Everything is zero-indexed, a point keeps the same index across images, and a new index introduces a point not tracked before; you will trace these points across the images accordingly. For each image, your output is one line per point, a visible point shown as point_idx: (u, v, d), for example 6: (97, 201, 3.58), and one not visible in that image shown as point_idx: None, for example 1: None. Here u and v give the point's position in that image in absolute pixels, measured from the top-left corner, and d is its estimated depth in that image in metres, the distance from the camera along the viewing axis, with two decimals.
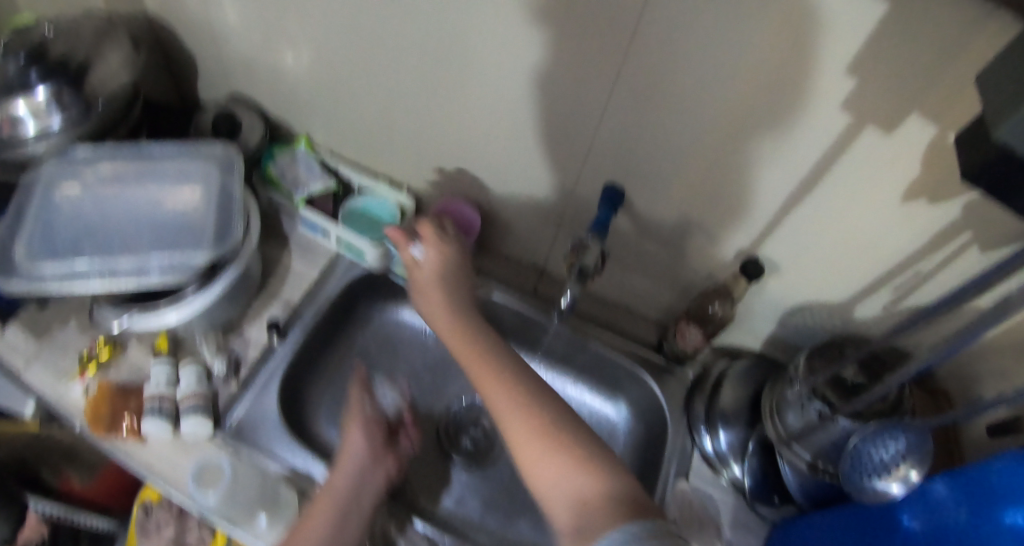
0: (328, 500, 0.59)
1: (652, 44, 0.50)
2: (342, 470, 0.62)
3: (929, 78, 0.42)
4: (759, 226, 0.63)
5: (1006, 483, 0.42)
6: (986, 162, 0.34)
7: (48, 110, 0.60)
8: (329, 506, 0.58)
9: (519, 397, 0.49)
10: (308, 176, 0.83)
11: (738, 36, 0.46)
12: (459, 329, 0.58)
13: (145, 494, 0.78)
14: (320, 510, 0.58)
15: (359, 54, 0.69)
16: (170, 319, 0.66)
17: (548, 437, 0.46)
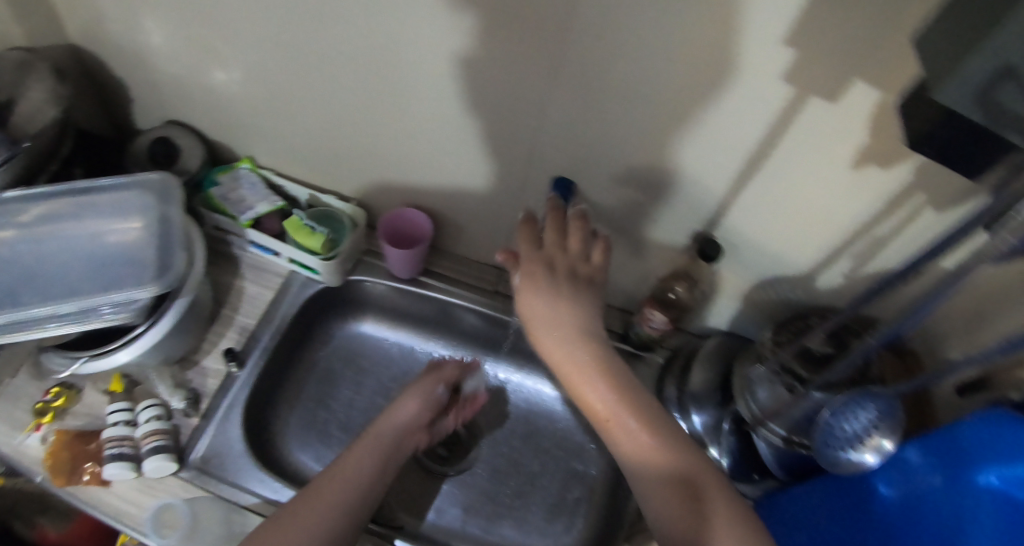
0: (370, 446, 0.61)
1: (591, 18, 0.50)
2: (393, 425, 0.65)
3: (845, 85, 0.48)
4: (716, 223, 0.67)
5: (975, 443, 0.49)
6: (934, 130, 0.38)
7: None
8: (372, 449, 0.61)
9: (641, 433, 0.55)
10: (252, 195, 0.76)
11: (670, 19, 0.48)
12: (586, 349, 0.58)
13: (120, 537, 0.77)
14: (366, 454, 0.60)
15: (290, 53, 0.64)
16: (117, 358, 0.62)
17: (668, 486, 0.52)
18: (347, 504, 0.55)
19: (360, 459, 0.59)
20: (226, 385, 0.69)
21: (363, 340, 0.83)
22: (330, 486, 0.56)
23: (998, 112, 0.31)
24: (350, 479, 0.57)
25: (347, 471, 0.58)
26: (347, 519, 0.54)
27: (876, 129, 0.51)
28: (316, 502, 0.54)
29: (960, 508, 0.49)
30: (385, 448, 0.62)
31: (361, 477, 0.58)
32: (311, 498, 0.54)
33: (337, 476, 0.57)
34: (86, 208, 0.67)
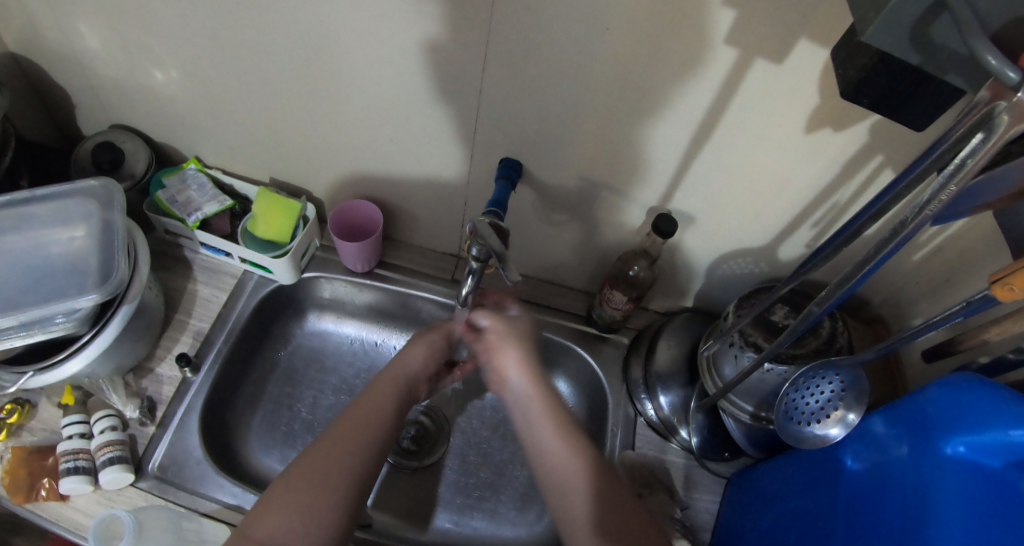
0: (389, 388, 0.62)
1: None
2: (406, 370, 0.65)
3: (791, 44, 0.46)
4: (671, 198, 0.66)
5: (941, 410, 0.46)
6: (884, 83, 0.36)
7: None
8: (390, 390, 0.62)
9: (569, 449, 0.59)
10: (200, 196, 0.76)
11: None
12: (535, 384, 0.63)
13: None
14: (385, 397, 0.61)
15: (227, 47, 0.62)
16: (62, 370, 0.60)
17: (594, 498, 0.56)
18: (372, 441, 0.57)
19: (380, 400, 0.61)
20: (182, 391, 0.69)
21: (325, 337, 0.83)
22: (357, 425, 0.58)
23: (933, 53, 0.29)
24: (372, 420, 0.59)
25: (369, 412, 0.59)
26: (373, 455, 0.57)
27: (826, 90, 0.49)
28: (345, 436, 0.56)
29: (924, 477, 0.46)
30: (401, 386, 0.63)
31: (383, 419, 0.60)
32: (341, 438, 0.56)
33: (360, 417, 0.59)
34: (27, 218, 0.65)
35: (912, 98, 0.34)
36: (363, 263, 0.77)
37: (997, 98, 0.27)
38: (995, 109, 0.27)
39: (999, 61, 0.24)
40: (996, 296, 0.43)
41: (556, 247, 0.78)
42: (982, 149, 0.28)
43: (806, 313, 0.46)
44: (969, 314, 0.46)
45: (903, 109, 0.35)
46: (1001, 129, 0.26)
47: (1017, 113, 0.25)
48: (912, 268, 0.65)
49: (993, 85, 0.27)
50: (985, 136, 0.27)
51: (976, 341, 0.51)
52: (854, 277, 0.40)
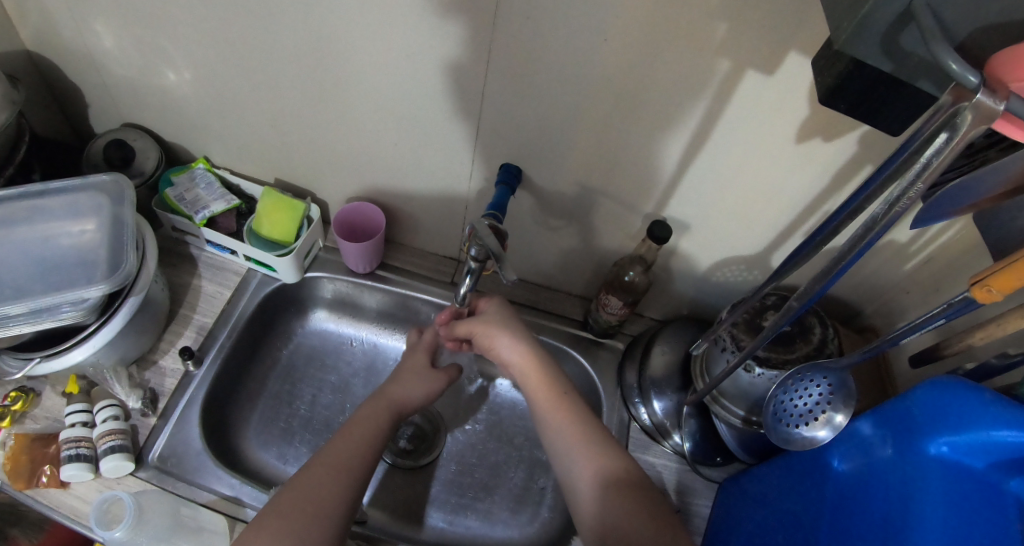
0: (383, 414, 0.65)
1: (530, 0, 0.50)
2: (395, 399, 0.68)
3: (781, 56, 0.49)
4: (666, 205, 0.68)
5: (924, 411, 0.47)
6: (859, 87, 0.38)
7: None
8: (380, 417, 0.65)
9: (585, 462, 0.60)
10: (208, 194, 0.78)
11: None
12: (548, 391, 0.65)
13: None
14: (370, 426, 0.64)
15: (239, 52, 0.64)
16: (69, 357, 0.62)
17: (621, 498, 0.57)
18: (356, 469, 0.59)
19: (372, 425, 0.64)
20: (184, 384, 0.70)
21: (326, 336, 0.85)
22: (344, 450, 0.60)
23: (904, 60, 0.32)
24: (359, 449, 0.61)
25: (359, 437, 0.62)
26: (357, 484, 0.58)
27: (815, 101, 0.51)
28: (325, 464, 0.58)
29: (908, 477, 0.47)
30: (389, 411, 0.67)
31: (370, 445, 0.62)
32: (325, 464, 0.58)
33: (347, 440, 0.61)
34: (38, 212, 0.67)
35: (889, 105, 0.36)
36: (365, 264, 0.79)
37: (958, 101, 0.29)
38: (958, 110, 0.29)
39: (960, 66, 0.28)
40: (975, 298, 0.44)
41: (555, 252, 0.80)
42: (946, 147, 0.31)
43: (787, 308, 0.48)
44: (951, 316, 0.48)
45: (880, 115, 0.37)
46: (965, 127, 0.29)
47: (979, 113, 0.28)
48: (903, 277, 0.66)
49: (955, 89, 0.30)
50: (949, 135, 0.30)
51: (960, 346, 0.53)
52: (833, 273, 0.42)
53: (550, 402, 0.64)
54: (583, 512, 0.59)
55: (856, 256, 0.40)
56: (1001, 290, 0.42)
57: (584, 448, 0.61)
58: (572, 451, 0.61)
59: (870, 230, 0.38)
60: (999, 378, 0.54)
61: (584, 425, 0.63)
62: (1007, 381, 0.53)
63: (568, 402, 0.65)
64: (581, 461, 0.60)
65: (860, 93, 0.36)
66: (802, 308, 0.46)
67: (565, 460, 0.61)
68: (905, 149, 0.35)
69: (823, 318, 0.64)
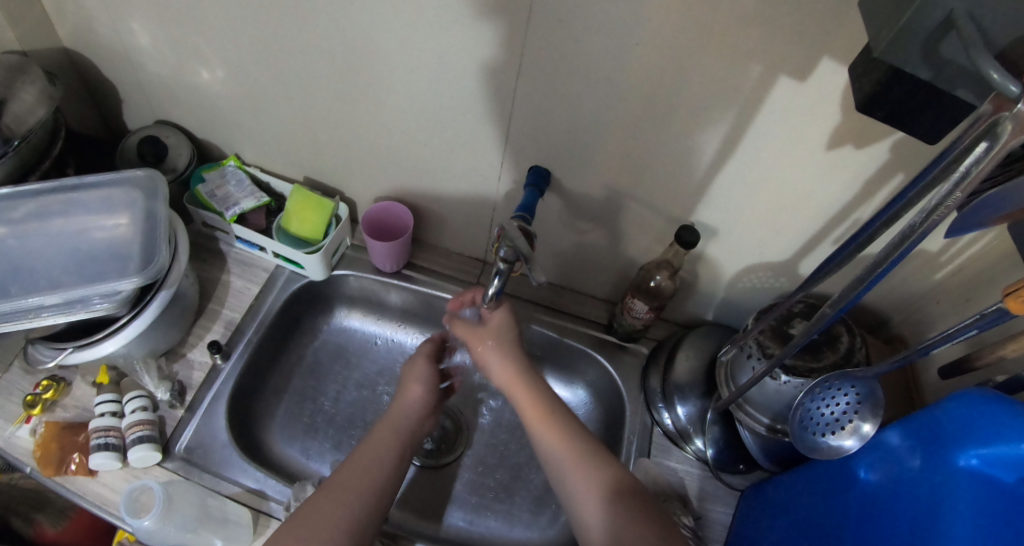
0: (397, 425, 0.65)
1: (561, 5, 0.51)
2: (406, 413, 0.67)
3: (815, 63, 0.49)
4: (694, 210, 0.68)
5: (952, 423, 0.47)
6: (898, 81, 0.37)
7: None
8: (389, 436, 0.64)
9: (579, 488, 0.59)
10: (238, 191, 0.79)
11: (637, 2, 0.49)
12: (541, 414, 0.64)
13: (122, 534, 0.71)
14: (382, 444, 0.62)
15: (272, 52, 0.66)
16: (100, 348, 0.63)
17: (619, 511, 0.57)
18: (367, 491, 0.57)
19: (383, 441, 0.63)
20: (211, 376, 0.71)
21: (350, 334, 0.86)
22: (350, 475, 0.58)
23: (943, 70, 0.32)
24: (366, 472, 0.59)
25: (365, 458, 0.60)
26: (367, 507, 0.57)
27: (849, 109, 0.51)
28: (330, 491, 0.57)
29: (937, 487, 0.47)
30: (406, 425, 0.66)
31: (378, 467, 0.60)
32: (335, 487, 0.57)
33: (351, 466, 0.59)
34: (74, 205, 0.69)
35: (923, 118, 0.36)
36: (391, 263, 0.79)
37: (998, 111, 0.29)
38: (997, 120, 0.29)
39: (1001, 75, 0.27)
40: (1008, 309, 0.44)
41: (579, 255, 0.80)
42: (986, 157, 0.30)
43: (819, 316, 0.47)
44: (983, 327, 0.47)
45: (917, 123, 0.37)
46: (1004, 137, 0.29)
47: (1018, 123, 0.28)
48: (934, 287, 0.65)
49: (996, 99, 0.29)
50: (988, 145, 0.30)
51: (992, 357, 0.52)
52: (868, 280, 0.41)
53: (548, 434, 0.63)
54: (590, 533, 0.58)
55: (888, 264, 0.40)
56: None
57: (580, 469, 0.60)
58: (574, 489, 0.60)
59: (905, 237, 0.37)
60: None
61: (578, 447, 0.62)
62: None
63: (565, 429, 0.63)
64: (578, 483, 0.60)
65: (897, 104, 0.35)
66: (834, 317, 0.46)
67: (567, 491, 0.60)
68: (943, 158, 0.35)
69: (852, 326, 0.64)
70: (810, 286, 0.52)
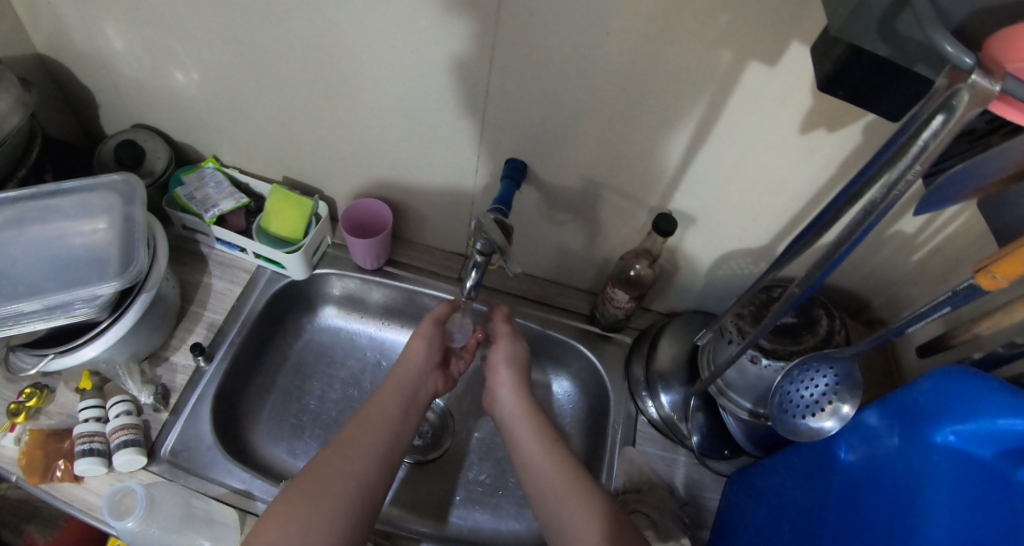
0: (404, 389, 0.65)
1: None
2: (408, 372, 0.67)
3: (783, 47, 0.49)
4: (671, 198, 0.68)
5: (931, 401, 0.47)
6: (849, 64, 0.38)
7: None
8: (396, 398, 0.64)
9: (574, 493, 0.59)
10: (217, 193, 0.78)
11: None
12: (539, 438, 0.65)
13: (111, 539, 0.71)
14: (389, 404, 0.63)
15: (246, 52, 0.65)
16: (82, 354, 0.63)
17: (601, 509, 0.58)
18: (371, 455, 0.58)
19: (391, 403, 0.63)
20: (195, 379, 0.71)
21: (334, 333, 0.86)
22: (359, 432, 0.59)
23: (901, 45, 0.32)
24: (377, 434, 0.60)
25: (375, 420, 0.61)
26: (372, 468, 0.57)
27: (819, 93, 0.51)
28: (343, 451, 0.57)
29: (914, 466, 0.47)
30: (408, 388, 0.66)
31: (387, 429, 0.61)
32: (345, 449, 0.57)
33: (362, 426, 0.60)
34: (50, 211, 0.68)
35: (885, 91, 0.36)
36: (373, 260, 0.80)
37: (953, 83, 0.29)
38: (953, 92, 0.29)
39: (955, 47, 0.28)
40: (980, 285, 0.44)
41: (561, 247, 0.80)
42: (942, 130, 0.30)
43: (789, 296, 0.48)
44: (956, 304, 0.48)
45: (878, 101, 0.37)
46: (961, 109, 0.29)
47: (976, 95, 0.28)
48: (911, 268, 0.66)
49: (950, 72, 0.29)
50: (946, 117, 0.30)
51: (967, 335, 0.53)
52: (833, 259, 0.42)
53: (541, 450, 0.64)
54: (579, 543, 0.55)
55: (852, 242, 0.40)
56: (1005, 276, 0.41)
57: (578, 485, 0.60)
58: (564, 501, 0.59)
59: (865, 216, 0.38)
60: (1007, 367, 0.54)
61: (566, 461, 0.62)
62: (1015, 369, 0.53)
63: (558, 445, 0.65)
64: (571, 500, 0.59)
65: (857, 81, 0.36)
66: (802, 297, 0.46)
67: (555, 507, 0.59)
68: (897, 138, 0.35)
69: (830, 309, 0.64)
70: (781, 269, 0.52)
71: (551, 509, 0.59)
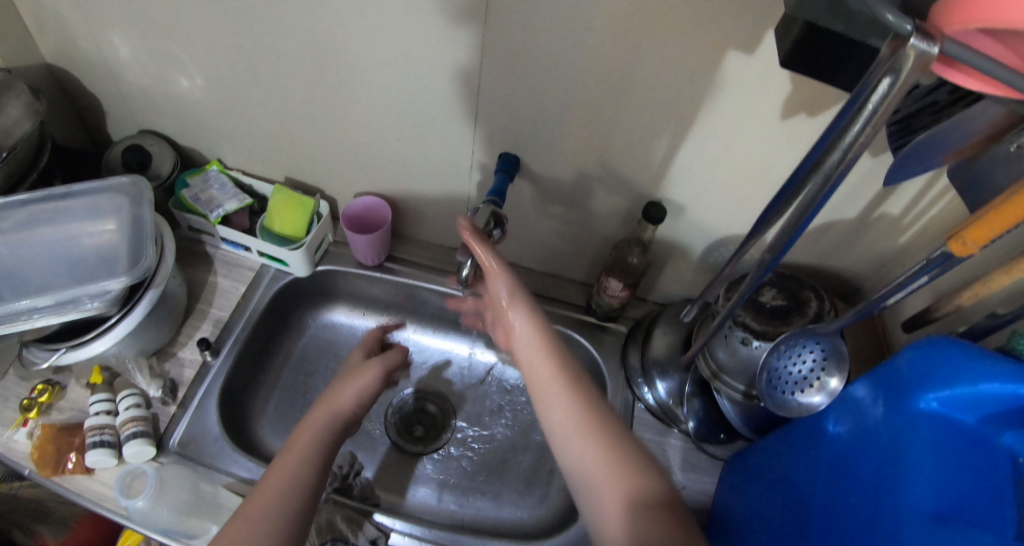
0: (318, 424, 0.60)
1: None
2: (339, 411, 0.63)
3: (759, 36, 0.51)
4: (661, 189, 0.70)
5: (913, 370, 0.49)
6: (797, 47, 0.40)
7: None
8: (321, 422, 0.61)
9: (614, 465, 0.50)
10: (222, 194, 0.81)
11: None
12: (583, 409, 0.54)
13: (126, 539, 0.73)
14: (317, 427, 0.60)
15: (245, 55, 0.68)
16: (95, 347, 0.65)
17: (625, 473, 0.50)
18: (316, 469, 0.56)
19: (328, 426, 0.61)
20: (202, 373, 0.73)
21: (337, 329, 0.87)
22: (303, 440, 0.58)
23: (851, 23, 0.34)
24: (293, 474, 0.54)
25: (296, 458, 0.56)
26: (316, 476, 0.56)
27: (796, 79, 0.54)
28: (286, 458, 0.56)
29: (900, 433, 0.48)
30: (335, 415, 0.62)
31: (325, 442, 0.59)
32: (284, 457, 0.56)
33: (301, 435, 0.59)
34: (61, 213, 0.71)
35: (844, 66, 0.39)
36: (373, 256, 0.82)
37: (895, 52, 0.31)
38: (897, 58, 0.31)
39: (895, 16, 0.30)
40: (952, 252, 0.47)
41: (556, 239, 0.82)
42: (891, 92, 0.33)
43: (762, 262, 0.51)
44: (931, 272, 0.50)
45: (839, 73, 0.40)
46: (905, 72, 0.31)
47: (919, 60, 0.30)
48: (898, 250, 0.68)
49: (892, 42, 0.31)
50: (893, 80, 0.32)
51: (949, 307, 0.55)
52: (803, 223, 0.44)
53: (578, 417, 0.54)
54: (600, 521, 0.49)
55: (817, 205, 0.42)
56: (975, 242, 0.44)
57: (613, 452, 0.51)
58: (594, 477, 0.50)
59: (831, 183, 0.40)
60: (990, 338, 0.55)
61: (604, 437, 0.52)
62: (998, 339, 0.55)
63: (599, 409, 0.55)
64: (603, 480, 0.50)
65: (816, 56, 0.40)
66: (773, 263, 0.49)
67: (580, 485, 0.51)
68: (850, 106, 0.37)
69: (819, 291, 0.67)
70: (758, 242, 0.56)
71: (576, 486, 0.52)
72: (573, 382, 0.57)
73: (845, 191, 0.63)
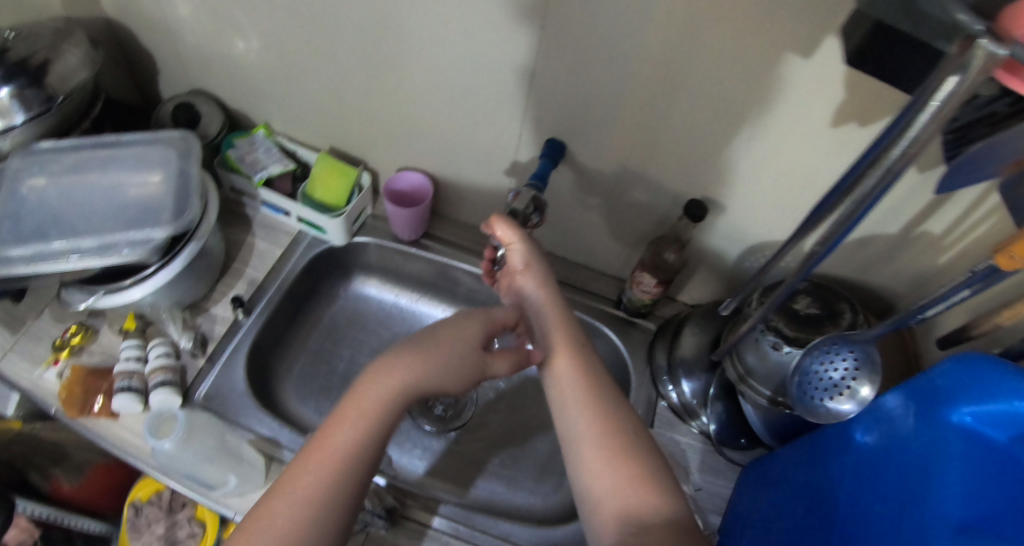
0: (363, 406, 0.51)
1: None
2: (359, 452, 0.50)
3: (820, 39, 0.51)
4: (702, 188, 0.71)
5: (948, 383, 0.47)
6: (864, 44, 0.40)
7: (13, 109, 0.64)
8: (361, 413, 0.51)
9: (603, 440, 0.52)
10: (266, 157, 0.82)
11: None
12: (586, 387, 0.56)
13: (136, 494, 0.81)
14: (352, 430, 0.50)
15: (302, 21, 0.69)
16: (131, 294, 0.66)
17: (616, 446, 0.51)
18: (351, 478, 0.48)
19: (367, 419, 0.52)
20: (233, 330, 0.74)
21: (367, 301, 0.89)
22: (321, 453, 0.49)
23: (919, 22, 0.34)
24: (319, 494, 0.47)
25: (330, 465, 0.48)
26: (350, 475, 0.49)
27: (853, 86, 0.54)
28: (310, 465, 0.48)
29: (930, 445, 0.47)
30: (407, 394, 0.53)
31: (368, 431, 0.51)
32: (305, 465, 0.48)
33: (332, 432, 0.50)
34: (110, 161, 0.72)
35: (909, 67, 0.39)
36: (410, 231, 0.82)
37: (964, 52, 0.31)
38: (967, 57, 0.31)
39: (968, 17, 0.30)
40: (998, 265, 0.46)
41: (590, 230, 0.83)
42: (958, 89, 0.32)
43: (810, 255, 0.50)
44: (974, 286, 0.50)
45: (902, 76, 0.40)
46: (972, 71, 0.31)
47: (987, 60, 0.30)
48: (937, 268, 0.67)
49: (962, 42, 0.31)
50: (960, 78, 0.32)
51: (987, 326, 0.54)
52: (855, 221, 0.45)
53: (580, 393, 0.55)
54: (586, 489, 0.50)
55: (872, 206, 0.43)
56: (1022, 256, 0.43)
57: (606, 428, 0.52)
58: (584, 447, 0.52)
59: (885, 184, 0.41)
60: None
61: (603, 416, 0.53)
62: None
63: (602, 387, 0.57)
64: (592, 454, 0.51)
65: (883, 55, 0.39)
66: (819, 256, 0.49)
67: (571, 457, 0.52)
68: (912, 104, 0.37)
69: (854, 304, 0.66)
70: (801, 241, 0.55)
71: (569, 456, 0.53)
72: (581, 360, 0.59)
73: (891, 203, 0.63)
